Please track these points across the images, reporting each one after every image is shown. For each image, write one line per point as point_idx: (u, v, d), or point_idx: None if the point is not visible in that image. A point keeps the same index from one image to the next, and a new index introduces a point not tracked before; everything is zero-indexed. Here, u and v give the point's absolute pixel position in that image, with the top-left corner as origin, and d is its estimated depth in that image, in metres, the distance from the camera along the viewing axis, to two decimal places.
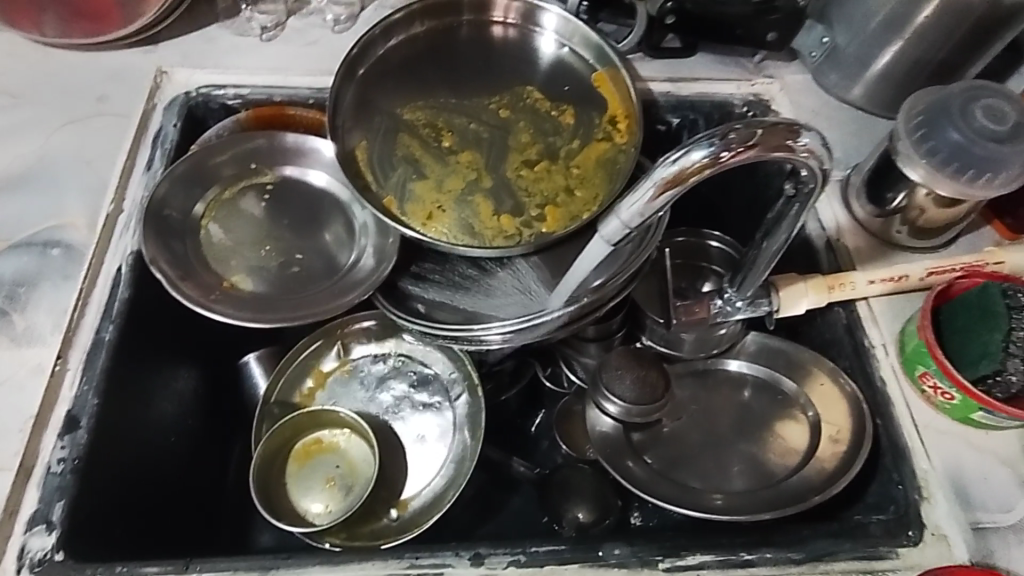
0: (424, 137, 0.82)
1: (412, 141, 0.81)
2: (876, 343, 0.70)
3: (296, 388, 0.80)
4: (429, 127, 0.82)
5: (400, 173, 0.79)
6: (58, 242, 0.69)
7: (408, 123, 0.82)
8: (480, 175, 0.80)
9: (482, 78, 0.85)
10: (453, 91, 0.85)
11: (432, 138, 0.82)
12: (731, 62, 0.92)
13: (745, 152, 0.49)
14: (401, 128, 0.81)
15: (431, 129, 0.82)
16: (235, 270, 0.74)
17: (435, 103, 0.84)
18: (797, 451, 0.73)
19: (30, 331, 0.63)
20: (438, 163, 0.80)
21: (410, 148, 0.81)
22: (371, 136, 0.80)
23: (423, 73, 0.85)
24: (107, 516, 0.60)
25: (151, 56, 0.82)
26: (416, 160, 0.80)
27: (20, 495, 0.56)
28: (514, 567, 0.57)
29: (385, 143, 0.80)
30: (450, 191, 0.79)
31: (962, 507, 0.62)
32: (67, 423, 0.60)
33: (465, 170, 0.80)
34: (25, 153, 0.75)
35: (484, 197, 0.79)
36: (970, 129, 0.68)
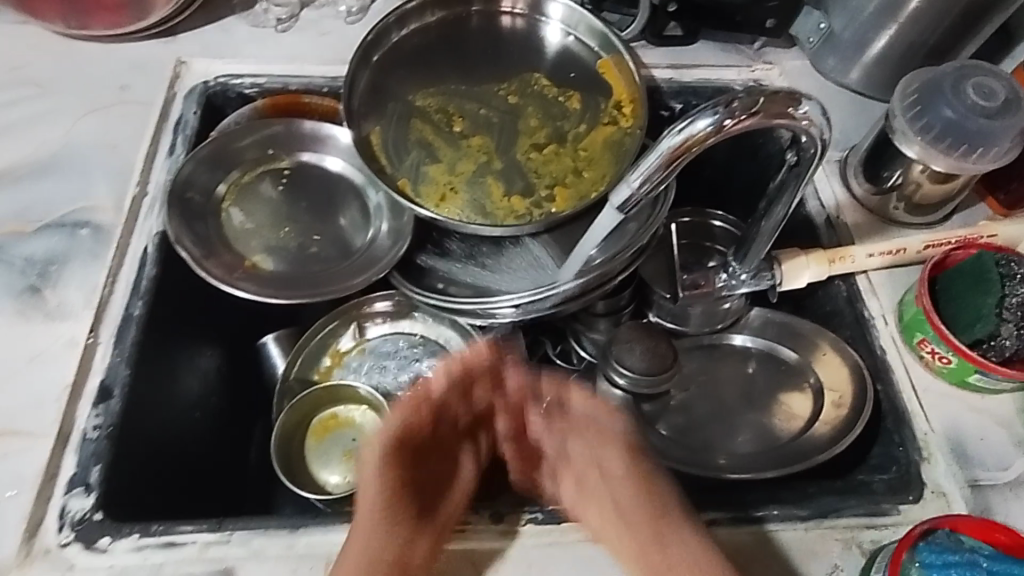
0: (436, 122, 0.84)
1: (424, 126, 0.84)
2: (876, 314, 0.73)
3: (313, 367, 0.82)
4: (441, 113, 0.85)
5: (414, 156, 0.82)
6: (86, 224, 0.71)
7: (420, 109, 0.85)
8: (490, 158, 0.83)
9: (491, 66, 0.88)
10: (463, 79, 0.87)
11: (443, 123, 0.85)
12: (730, 50, 0.94)
13: (748, 119, 0.52)
14: (414, 114, 0.84)
15: (442, 114, 0.85)
16: (256, 251, 0.77)
17: (445, 90, 0.86)
18: (801, 418, 0.75)
19: (62, 308, 0.66)
20: (450, 147, 0.83)
21: (422, 133, 0.83)
22: (385, 122, 0.83)
23: (434, 61, 0.87)
24: (139, 482, 0.62)
25: (170, 47, 0.85)
26: (429, 144, 0.83)
27: (57, 460, 0.58)
28: (533, 525, 0.59)
29: (398, 129, 0.83)
30: (462, 174, 0.81)
31: (961, 465, 0.65)
32: (100, 392, 0.62)
33: (476, 153, 0.83)
34: (50, 139, 0.77)
35: (495, 179, 0.82)
36: (963, 106, 0.71)
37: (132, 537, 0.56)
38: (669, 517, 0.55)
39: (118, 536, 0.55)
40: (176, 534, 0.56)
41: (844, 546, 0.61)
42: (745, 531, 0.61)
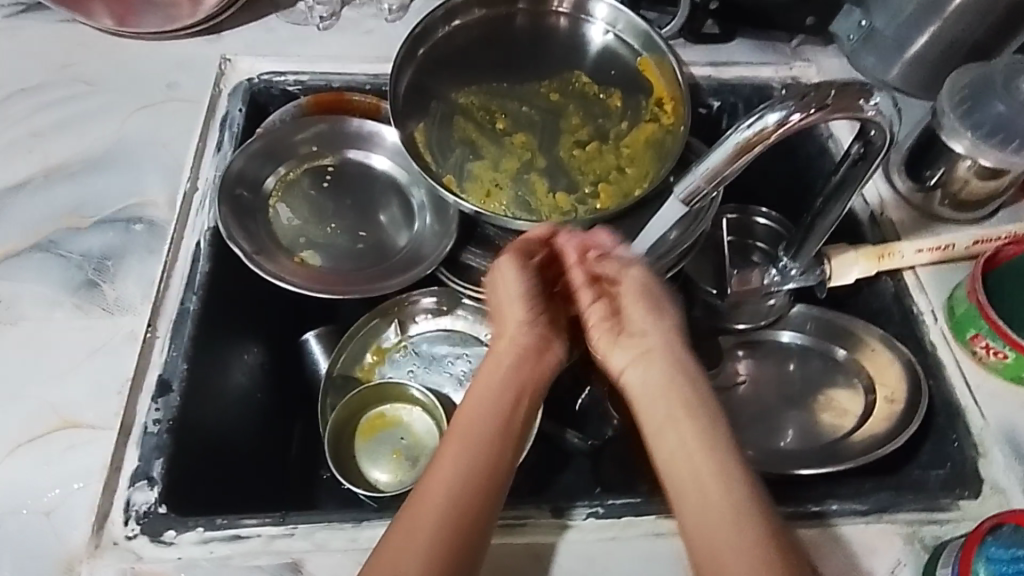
0: (479, 121, 0.85)
1: (467, 124, 0.84)
2: (925, 309, 0.73)
3: (356, 363, 0.82)
4: (484, 111, 0.85)
5: (458, 154, 0.82)
6: (140, 219, 0.71)
7: (463, 107, 0.85)
8: (533, 156, 0.83)
9: (531, 64, 0.88)
10: (504, 77, 0.88)
11: (486, 121, 0.85)
12: (769, 47, 0.94)
13: (819, 113, 0.52)
14: (456, 112, 0.84)
15: (485, 113, 0.85)
16: (304, 248, 0.78)
17: (487, 88, 0.87)
18: (851, 415, 0.75)
19: (120, 301, 0.66)
20: (494, 145, 0.83)
21: (466, 131, 0.84)
22: (428, 119, 0.83)
23: (476, 59, 0.88)
24: (195, 475, 0.62)
25: (215, 45, 0.85)
26: (472, 142, 0.83)
27: (121, 452, 0.59)
28: (594, 519, 0.59)
29: (442, 126, 0.83)
30: (506, 171, 0.82)
31: (1018, 461, 0.64)
32: (159, 386, 0.62)
33: (520, 151, 0.83)
34: (101, 135, 0.77)
35: (539, 177, 0.82)
36: (1017, 101, 0.71)
37: (198, 530, 0.56)
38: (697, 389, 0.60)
39: (183, 529, 0.56)
40: (240, 528, 0.56)
41: (904, 541, 0.61)
42: (805, 526, 0.61)
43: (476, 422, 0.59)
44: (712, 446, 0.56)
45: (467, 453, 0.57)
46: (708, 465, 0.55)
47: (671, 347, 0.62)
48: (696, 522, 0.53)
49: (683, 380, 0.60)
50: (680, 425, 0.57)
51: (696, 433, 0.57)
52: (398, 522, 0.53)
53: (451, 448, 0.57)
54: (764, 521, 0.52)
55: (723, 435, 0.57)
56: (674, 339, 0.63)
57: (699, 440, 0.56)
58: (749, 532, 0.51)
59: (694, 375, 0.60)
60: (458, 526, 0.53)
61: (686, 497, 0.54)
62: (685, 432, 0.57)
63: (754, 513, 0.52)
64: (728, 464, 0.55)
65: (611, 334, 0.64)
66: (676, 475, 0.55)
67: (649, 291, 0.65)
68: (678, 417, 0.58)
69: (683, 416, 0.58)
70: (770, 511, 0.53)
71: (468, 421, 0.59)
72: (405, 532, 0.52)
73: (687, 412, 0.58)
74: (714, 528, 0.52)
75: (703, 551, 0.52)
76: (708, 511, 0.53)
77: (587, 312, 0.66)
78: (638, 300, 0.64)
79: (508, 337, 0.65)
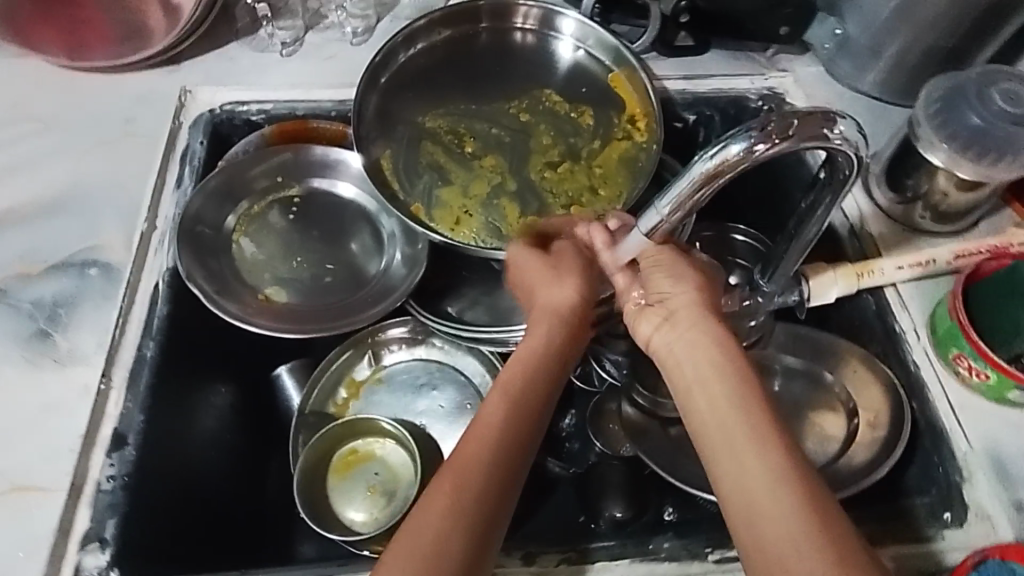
0: (447, 144, 0.82)
1: (435, 147, 0.82)
2: (907, 328, 0.71)
3: (330, 399, 0.80)
4: (451, 134, 0.83)
5: (425, 180, 0.80)
6: (94, 263, 0.69)
7: (430, 131, 0.83)
8: (504, 179, 0.81)
9: (500, 84, 0.86)
10: (472, 97, 0.85)
11: (454, 144, 0.83)
12: (744, 58, 0.91)
13: (783, 143, 0.49)
14: (424, 136, 0.82)
15: (453, 135, 0.83)
16: (270, 283, 0.76)
17: (455, 109, 0.85)
18: (836, 440, 0.71)
19: (74, 352, 0.64)
20: (462, 168, 0.81)
21: (433, 156, 0.81)
22: (395, 145, 0.81)
23: (442, 80, 0.86)
24: (168, 544, 0.62)
25: (174, 76, 0.83)
26: (440, 167, 0.81)
27: (72, 515, 0.57)
28: (566, 565, 0.60)
29: (409, 152, 0.81)
30: (475, 196, 0.79)
31: (1003, 485, 0.62)
32: (114, 440, 0.61)
33: (489, 174, 0.81)
34: (56, 176, 0.75)
35: (509, 200, 0.80)
36: (989, 111, 0.69)
37: None
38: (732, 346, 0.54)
39: None
40: None
41: None
42: None
43: (517, 391, 0.57)
44: (745, 406, 0.51)
45: (507, 422, 0.55)
46: (742, 423, 0.50)
47: (696, 307, 0.56)
48: (731, 482, 0.49)
49: (712, 337, 0.55)
50: (711, 382, 0.53)
51: (728, 391, 0.52)
52: (430, 495, 0.51)
53: (489, 415, 0.55)
54: (804, 478, 0.47)
55: (756, 391, 0.52)
56: (699, 299, 0.57)
57: (731, 398, 0.51)
58: (787, 489, 0.47)
59: (725, 332, 0.55)
60: (488, 498, 0.51)
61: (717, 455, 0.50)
62: (713, 390, 0.52)
63: (787, 472, 0.48)
64: (764, 422, 0.50)
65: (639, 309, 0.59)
66: (705, 436, 0.51)
67: (675, 258, 0.59)
68: (705, 375, 0.53)
69: (712, 378, 0.53)
70: (810, 470, 0.49)
71: (506, 381, 0.58)
72: (439, 501, 0.50)
73: (718, 371, 0.53)
74: (748, 485, 0.48)
75: (739, 511, 0.48)
76: (743, 468, 0.48)
77: (624, 295, 0.61)
78: (668, 268, 0.58)
79: (549, 312, 0.63)
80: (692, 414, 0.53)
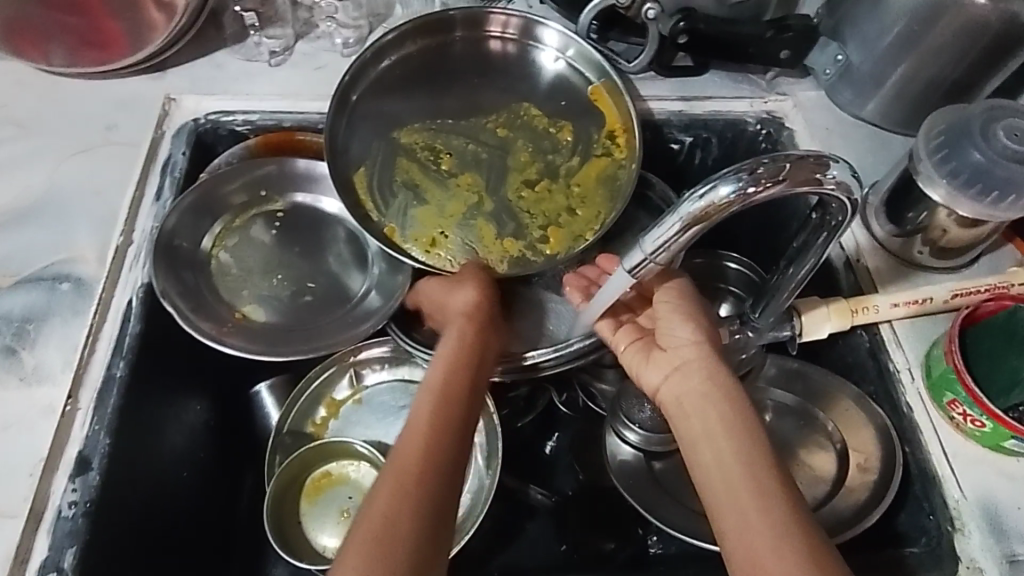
0: (423, 160, 0.80)
1: (410, 165, 0.80)
2: (900, 367, 0.69)
3: (307, 418, 0.78)
4: (428, 151, 0.81)
5: (401, 199, 0.77)
6: (67, 276, 0.68)
7: (405, 147, 0.81)
8: (480, 198, 0.79)
9: (476, 98, 0.84)
10: (449, 111, 0.83)
11: (430, 161, 0.80)
12: (743, 80, 0.90)
13: (773, 187, 0.48)
14: (399, 153, 0.80)
15: (429, 152, 0.81)
16: (246, 300, 0.74)
17: (432, 124, 0.82)
18: (824, 482, 0.71)
19: (39, 370, 0.62)
20: (438, 187, 0.79)
21: (409, 173, 0.79)
22: (369, 161, 0.79)
23: (421, 93, 0.83)
24: (120, 550, 0.59)
25: (158, 83, 0.81)
26: (416, 185, 0.78)
27: (30, 541, 0.55)
28: None
29: (384, 168, 0.79)
30: (452, 217, 0.77)
31: (997, 538, 0.60)
32: (78, 464, 0.59)
33: (466, 193, 0.79)
34: (33, 184, 0.74)
35: (486, 221, 0.77)
36: (994, 149, 0.66)
37: None
38: (738, 397, 0.54)
39: None
40: None
41: None
42: None
43: (450, 380, 0.58)
44: (752, 458, 0.50)
45: (446, 403, 0.55)
46: (748, 475, 0.49)
47: (707, 360, 0.57)
48: (733, 533, 0.47)
49: (720, 390, 0.54)
50: (718, 436, 0.52)
51: (734, 445, 0.51)
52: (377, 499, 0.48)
53: (426, 401, 0.56)
54: (811, 535, 0.46)
55: (763, 445, 0.51)
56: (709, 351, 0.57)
57: (737, 451, 0.51)
58: (794, 547, 0.45)
59: (732, 387, 0.54)
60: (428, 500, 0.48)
61: (723, 506, 0.49)
62: (720, 443, 0.51)
63: (793, 527, 0.46)
64: (772, 480, 0.49)
65: (643, 350, 0.61)
66: (710, 489, 0.50)
67: (683, 301, 0.61)
68: (713, 429, 0.52)
69: (718, 429, 0.52)
70: (817, 529, 0.47)
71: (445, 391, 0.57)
72: (391, 476, 0.49)
73: (725, 421, 0.52)
74: (754, 542, 0.46)
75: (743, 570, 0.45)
76: (749, 526, 0.46)
77: (614, 340, 0.63)
78: (676, 313, 0.60)
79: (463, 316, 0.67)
80: (698, 470, 0.52)
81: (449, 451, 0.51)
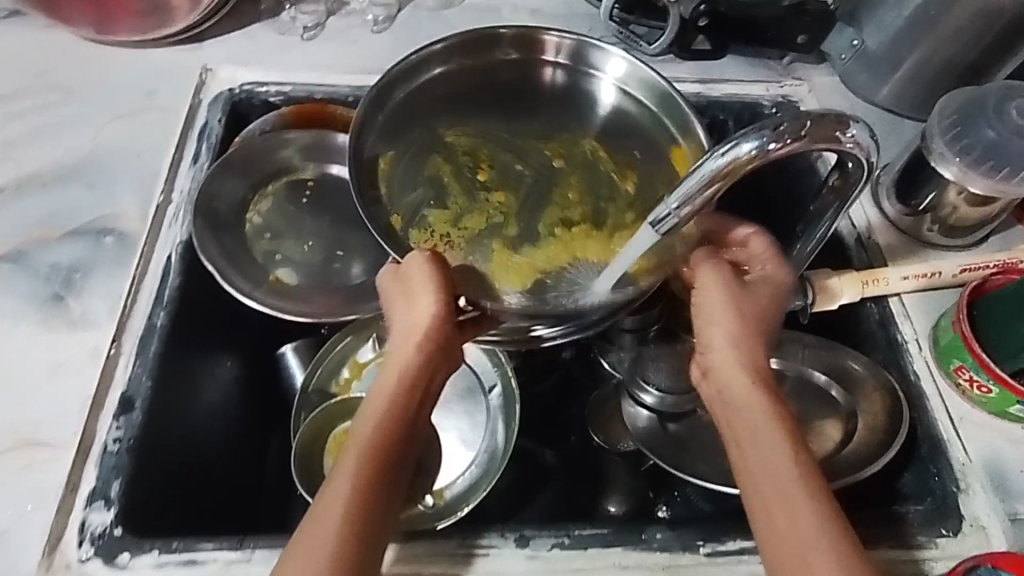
0: (460, 164, 0.76)
1: (445, 164, 0.75)
2: (908, 338, 0.72)
3: (332, 378, 0.80)
4: (469, 156, 0.76)
5: (419, 194, 0.72)
6: (110, 231, 0.71)
7: (448, 146, 0.76)
8: (505, 219, 0.73)
9: (538, 118, 0.79)
10: (506, 125, 0.79)
11: (468, 166, 0.76)
12: (760, 64, 0.92)
13: (794, 143, 0.50)
14: (436, 149, 0.76)
15: (470, 158, 0.76)
16: (278, 264, 0.76)
17: (480, 131, 0.78)
18: (831, 439, 0.72)
19: (86, 316, 0.66)
20: (466, 196, 0.74)
21: (440, 172, 0.74)
22: (399, 149, 0.74)
23: (478, 109, 0.79)
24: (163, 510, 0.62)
25: (196, 54, 0.84)
26: (442, 185, 0.73)
27: (80, 472, 0.58)
28: (560, 549, 0.60)
29: (413, 161, 0.74)
30: (467, 229, 0.72)
31: (1001, 498, 0.63)
32: (122, 404, 0.62)
33: (492, 211, 0.74)
34: (77, 144, 0.77)
35: (504, 243, 0.71)
36: (1006, 127, 0.69)
37: (153, 554, 0.55)
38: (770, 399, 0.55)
39: (138, 552, 0.55)
40: (196, 552, 0.56)
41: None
42: None
43: (375, 442, 0.53)
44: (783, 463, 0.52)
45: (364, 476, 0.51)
46: (782, 479, 0.51)
47: (736, 366, 0.57)
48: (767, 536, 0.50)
49: (752, 395, 0.56)
50: (760, 440, 0.53)
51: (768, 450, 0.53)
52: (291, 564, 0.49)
53: (345, 472, 0.52)
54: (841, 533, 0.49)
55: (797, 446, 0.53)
56: (739, 355, 0.58)
57: (772, 452, 0.52)
58: (823, 549, 0.48)
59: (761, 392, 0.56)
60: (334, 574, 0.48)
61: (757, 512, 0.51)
62: (753, 450, 0.53)
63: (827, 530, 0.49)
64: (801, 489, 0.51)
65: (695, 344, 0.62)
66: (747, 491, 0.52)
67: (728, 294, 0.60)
68: (746, 438, 0.54)
69: (749, 434, 0.54)
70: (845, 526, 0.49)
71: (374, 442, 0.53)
72: (302, 545, 0.49)
73: (759, 424, 0.54)
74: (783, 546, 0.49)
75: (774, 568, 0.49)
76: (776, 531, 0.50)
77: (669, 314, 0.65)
78: (722, 307, 0.59)
79: (410, 337, 0.59)
80: (737, 464, 0.54)
81: (366, 520, 0.50)
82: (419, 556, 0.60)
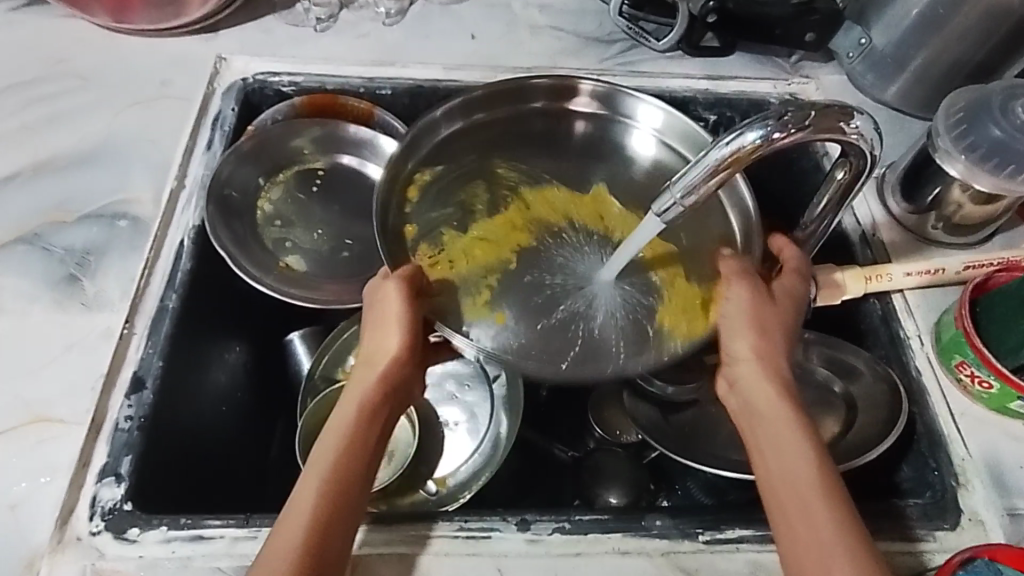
0: (494, 195, 0.74)
1: (480, 193, 0.73)
2: (911, 333, 0.72)
3: (338, 366, 0.79)
4: (506, 191, 0.74)
5: (442, 214, 0.71)
6: (124, 215, 0.72)
7: (491, 179, 0.75)
8: (516, 259, 0.70)
9: (587, 164, 0.77)
10: (553, 168, 0.77)
11: (502, 199, 0.74)
12: (768, 62, 0.92)
13: (798, 132, 0.51)
14: (476, 178, 0.74)
15: (506, 192, 0.74)
16: (288, 251, 0.78)
17: (527, 173, 0.76)
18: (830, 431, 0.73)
19: (100, 297, 0.67)
20: (489, 225, 0.72)
21: (472, 199, 0.73)
22: (439, 171, 0.73)
23: (531, 150, 0.77)
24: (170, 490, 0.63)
25: (211, 44, 0.86)
26: (469, 212, 0.72)
27: (91, 448, 0.60)
28: (560, 534, 0.61)
29: (449, 184, 0.73)
30: (474, 259, 0.69)
31: (999, 493, 0.63)
32: (133, 383, 0.63)
33: (510, 245, 0.71)
34: (94, 131, 0.78)
35: (501, 282, 0.68)
36: (1012, 126, 0.69)
37: (161, 529, 0.57)
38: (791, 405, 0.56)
39: (147, 527, 0.57)
40: (203, 528, 0.57)
41: None
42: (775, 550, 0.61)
43: (335, 468, 0.54)
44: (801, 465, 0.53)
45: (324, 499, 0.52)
46: (800, 481, 0.52)
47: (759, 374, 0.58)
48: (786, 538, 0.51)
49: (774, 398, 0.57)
50: (782, 445, 0.54)
51: (788, 452, 0.54)
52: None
53: (306, 495, 0.52)
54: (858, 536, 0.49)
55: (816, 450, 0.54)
56: (762, 365, 0.59)
57: (791, 455, 0.53)
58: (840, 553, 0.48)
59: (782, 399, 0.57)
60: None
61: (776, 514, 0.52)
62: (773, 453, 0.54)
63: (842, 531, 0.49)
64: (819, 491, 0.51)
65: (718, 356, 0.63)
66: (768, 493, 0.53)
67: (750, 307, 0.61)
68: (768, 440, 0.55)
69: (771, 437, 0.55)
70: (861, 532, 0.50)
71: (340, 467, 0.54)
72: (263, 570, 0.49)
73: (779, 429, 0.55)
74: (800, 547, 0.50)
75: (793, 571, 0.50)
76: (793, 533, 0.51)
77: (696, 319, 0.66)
78: (741, 317, 0.61)
79: (372, 366, 0.60)
80: (759, 472, 0.55)
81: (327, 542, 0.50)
82: (421, 538, 0.60)
